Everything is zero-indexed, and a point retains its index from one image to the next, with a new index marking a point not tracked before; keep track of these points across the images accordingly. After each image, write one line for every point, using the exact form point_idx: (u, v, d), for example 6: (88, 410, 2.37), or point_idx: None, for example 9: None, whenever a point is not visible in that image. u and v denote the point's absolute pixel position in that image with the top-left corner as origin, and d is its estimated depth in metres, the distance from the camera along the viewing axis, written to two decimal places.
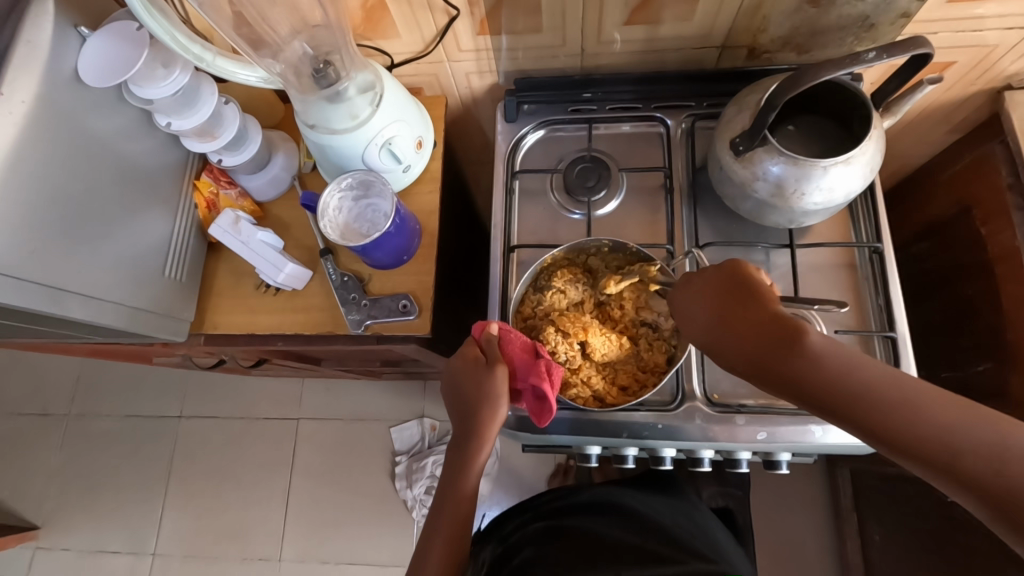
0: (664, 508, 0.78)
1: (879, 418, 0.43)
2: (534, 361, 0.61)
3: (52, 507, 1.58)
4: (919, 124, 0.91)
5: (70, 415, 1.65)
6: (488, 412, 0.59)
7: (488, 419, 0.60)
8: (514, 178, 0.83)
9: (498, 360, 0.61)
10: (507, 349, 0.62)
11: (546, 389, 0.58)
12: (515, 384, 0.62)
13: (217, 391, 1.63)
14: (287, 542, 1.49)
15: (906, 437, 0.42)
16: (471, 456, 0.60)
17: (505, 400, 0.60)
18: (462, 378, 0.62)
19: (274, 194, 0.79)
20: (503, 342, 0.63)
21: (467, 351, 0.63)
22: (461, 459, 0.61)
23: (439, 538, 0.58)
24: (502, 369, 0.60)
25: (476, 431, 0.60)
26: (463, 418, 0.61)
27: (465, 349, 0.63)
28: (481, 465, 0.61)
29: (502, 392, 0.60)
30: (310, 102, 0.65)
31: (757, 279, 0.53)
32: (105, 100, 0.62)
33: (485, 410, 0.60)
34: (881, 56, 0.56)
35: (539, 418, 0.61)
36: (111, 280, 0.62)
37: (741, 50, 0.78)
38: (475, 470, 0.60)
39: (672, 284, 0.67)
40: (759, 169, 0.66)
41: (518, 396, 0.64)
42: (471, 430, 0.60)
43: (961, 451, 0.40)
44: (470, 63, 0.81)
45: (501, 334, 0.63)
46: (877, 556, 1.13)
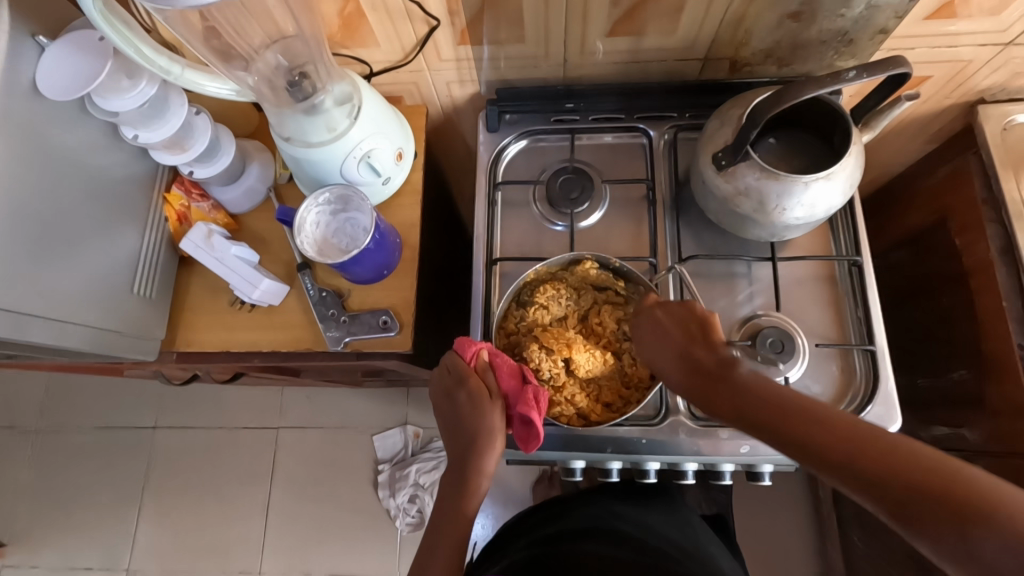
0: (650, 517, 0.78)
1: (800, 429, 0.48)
2: (522, 387, 0.61)
3: (20, 523, 1.52)
4: (896, 135, 0.92)
5: (39, 427, 1.59)
6: (489, 447, 0.60)
7: (488, 454, 0.60)
8: (496, 189, 0.82)
9: (495, 392, 0.61)
10: (498, 377, 0.62)
11: (536, 419, 0.58)
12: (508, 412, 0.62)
13: (193, 401, 1.59)
14: (268, 554, 1.45)
15: (826, 447, 0.46)
16: (470, 492, 0.61)
17: (501, 433, 0.61)
18: (465, 411, 0.61)
19: (248, 205, 0.76)
20: (495, 369, 0.62)
21: (473, 383, 0.61)
22: (459, 493, 0.61)
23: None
24: (499, 401, 0.61)
25: (475, 469, 0.60)
26: (462, 452, 0.61)
27: (467, 378, 0.62)
28: (479, 496, 0.62)
29: (497, 427, 0.60)
30: (285, 115, 0.63)
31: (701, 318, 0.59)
32: (66, 112, 0.59)
33: (487, 446, 0.60)
34: (861, 75, 0.56)
35: (524, 444, 0.62)
36: (75, 301, 0.60)
37: (723, 63, 0.78)
38: (474, 502, 0.61)
39: None
40: (742, 184, 0.66)
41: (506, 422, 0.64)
42: (471, 464, 0.60)
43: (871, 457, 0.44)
44: (451, 72, 0.80)
45: (492, 360, 0.63)
46: (857, 557, 1.15)
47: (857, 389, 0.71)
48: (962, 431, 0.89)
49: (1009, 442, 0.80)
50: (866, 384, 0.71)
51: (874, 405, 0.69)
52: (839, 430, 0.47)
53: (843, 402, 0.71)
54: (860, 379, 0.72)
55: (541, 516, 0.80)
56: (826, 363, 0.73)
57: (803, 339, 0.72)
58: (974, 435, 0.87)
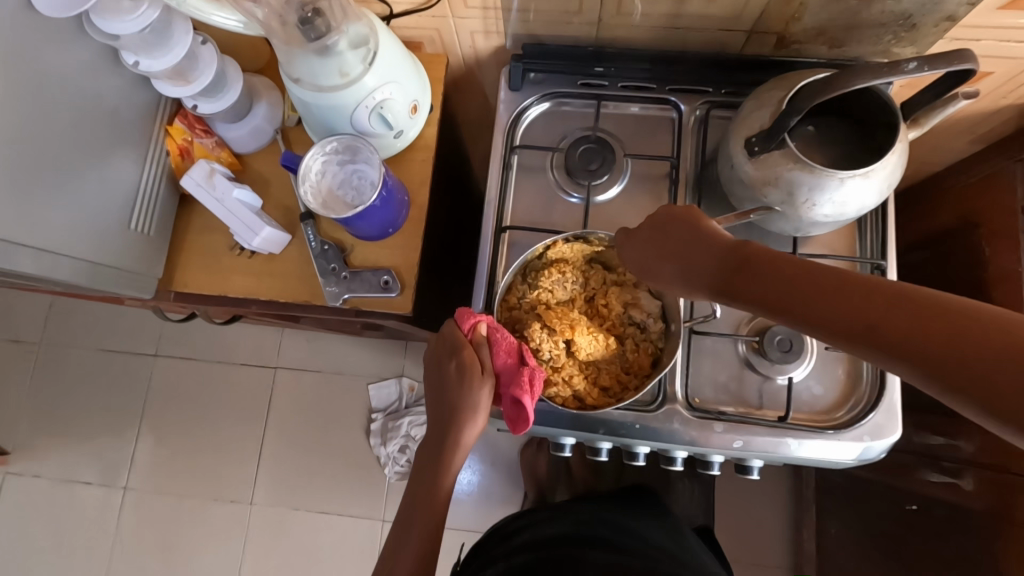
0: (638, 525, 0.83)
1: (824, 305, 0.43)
2: (518, 368, 0.60)
3: (22, 433, 1.57)
4: (941, 133, 0.86)
5: (42, 343, 1.61)
6: (469, 423, 0.60)
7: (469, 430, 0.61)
8: (512, 153, 0.78)
9: (487, 368, 0.60)
10: (494, 353, 0.60)
11: (528, 405, 0.57)
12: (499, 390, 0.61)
13: (194, 333, 1.60)
14: (260, 487, 1.50)
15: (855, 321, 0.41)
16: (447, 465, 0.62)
17: (485, 411, 0.61)
18: (451, 383, 0.61)
19: (254, 146, 0.73)
20: (492, 344, 0.60)
21: (465, 356, 0.60)
22: (437, 463, 0.62)
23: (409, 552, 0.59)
24: (490, 378, 0.60)
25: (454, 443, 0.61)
26: (443, 424, 0.61)
27: (460, 351, 0.61)
28: (455, 468, 0.63)
29: (483, 404, 0.60)
30: (295, 55, 0.59)
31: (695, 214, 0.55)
32: (62, 29, 0.55)
33: (467, 423, 0.60)
34: (921, 68, 0.52)
35: (513, 426, 0.60)
36: (70, 232, 0.58)
37: (770, 37, 0.72)
38: (450, 474, 0.62)
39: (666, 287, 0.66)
40: (773, 175, 0.62)
41: (498, 399, 0.63)
42: (451, 436, 0.61)
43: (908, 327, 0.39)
44: (476, 21, 0.74)
45: (490, 335, 0.61)
46: (830, 549, 1.18)
47: (860, 395, 0.70)
48: (957, 443, 0.88)
49: (1005, 460, 0.79)
50: (870, 392, 0.69)
51: (875, 414, 0.68)
52: (890, 298, 0.40)
53: (844, 407, 0.70)
54: (865, 386, 0.70)
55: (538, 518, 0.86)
56: (832, 366, 0.71)
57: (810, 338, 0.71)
58: (968, 449, 0.86)
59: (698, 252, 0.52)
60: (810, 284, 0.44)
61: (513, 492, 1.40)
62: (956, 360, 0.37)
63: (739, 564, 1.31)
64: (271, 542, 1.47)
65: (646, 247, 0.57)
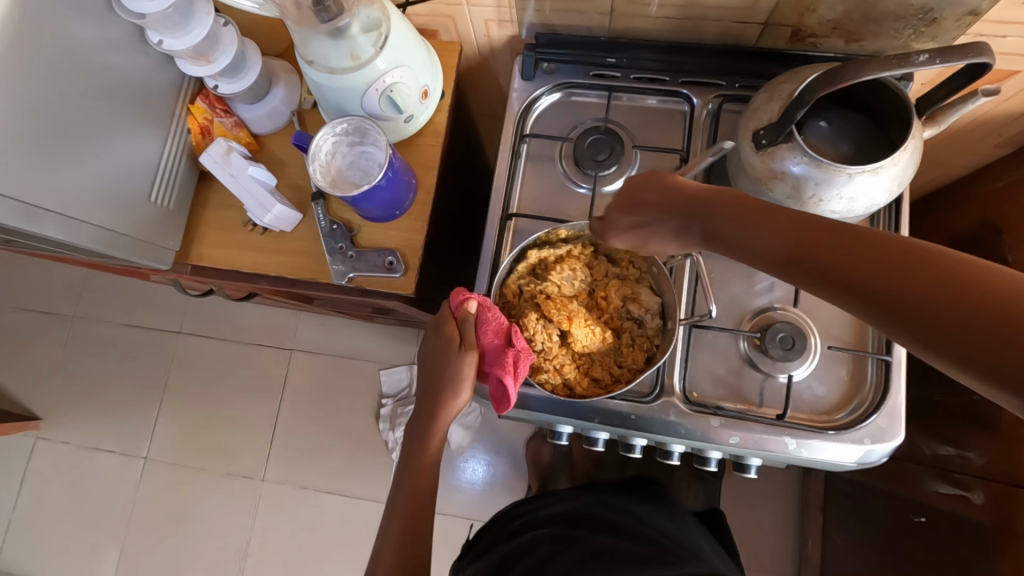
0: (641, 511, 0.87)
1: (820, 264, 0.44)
2: (503, 348, 0.60)
3: (52, 401, 1.64)
4: (967, 134, 0.84)
5: (74, 315, 1.69)
6: (451, 393, 0.62)
7: (450, 400, 0.62)
8: (522, 141, 0.79)
9: (471, 344, 0.62)
10: (480, 330, 0.61)
11: (508, 384, 0.58)
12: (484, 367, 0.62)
13: (215, 312, 1.65)
14: (271, 464, 1.54)
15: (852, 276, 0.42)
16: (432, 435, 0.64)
17: (468, 385, 0.62)
18: (433, 354, 0.64)
19: (271, 127, 0.76)
20: (479, 321, 0.61)
21: (444, 327, 0.63)
22: (424, 434, 0.64)
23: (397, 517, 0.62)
24: (473, 353, 0.61)
25: (437, 414, 0.63)
26: (427, 394, 0.64)
27: (441, 323, 0.63)
28: (442, 438, 0.65)
29: (466, 378, 0.62)
30: (308, 36, 0.60)
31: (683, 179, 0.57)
32: (92, 8, 0.58)
33: (449, 392, 0.62)
34: (933, 60, 0.51)
35: (497, 405, 0.61)
36: (91, 201, 0.61)
37: (785, 30, 0.71)
38: (436, 443, 0.65)
39: (665, 284, 0.67)
40: (779, 168, 0.62)
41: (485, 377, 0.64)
42: (435, 406, 0.63)
43: (898, 283, 0.39)
44: (489, 9, 0.75)
45: (478, 313, 0.62)
46: (835, 559, 1.16)
47: (863, 397, 0.69)
48: (969, 455, 0.86)
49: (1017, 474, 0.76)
50: (874, 394, 0.68)
51: (880, 416, 0.66)
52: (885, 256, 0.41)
53: (845, 409, 0.69)
54: (868, 388, 0.69)
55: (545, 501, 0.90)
56: (836, 366, 0.70)
57: (815, 338, 0.70)
58: (979, 460, 0.84)
59: (695, 211, 0.54)
60: (806, 241, 0.45)
61: (516, 483, 1.41)
62: (942, 311, 0.37)
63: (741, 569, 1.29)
64: (279, 518, 1.51)
65: (625, 211, 0.60)
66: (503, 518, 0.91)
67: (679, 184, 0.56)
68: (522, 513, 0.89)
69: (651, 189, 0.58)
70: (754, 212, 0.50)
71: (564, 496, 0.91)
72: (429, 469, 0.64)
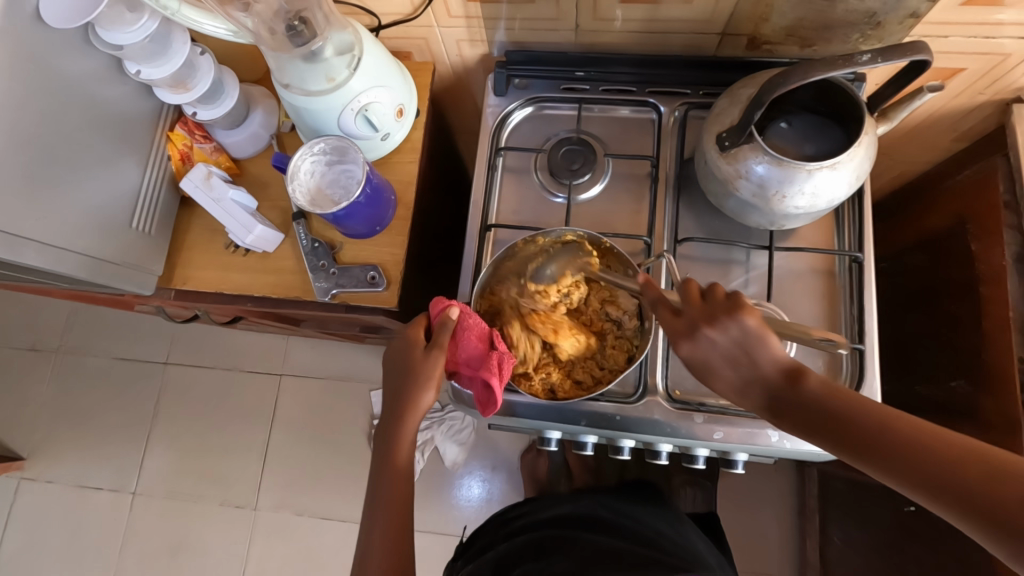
0: (633, 514, 0.87)
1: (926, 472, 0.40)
2: (486, 352, 0.62)
3: (37, 440, 1.61)
4: (923, 130, 0.87)
5: (59, 351, 1.67)
6: (413, 392, 0.61)
7: (413, 399, 0.61)
8: (498, 154, 0.81)
9: (438, 345, 0.61)
10: (461, 334, 0.62)
11: (495, 385, 0.59)
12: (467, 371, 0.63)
13: (203, 341, 1.64)
14: (264, 493, 1.52)
15: (965, 494, 0.38)
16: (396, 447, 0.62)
17: (433, 385, 0.61)
18: (397, 358, 0.63)
19: (251, 151, 0.77)
20: (460, 326, 0.62)
21: (410, 331, 0.64)
22: (387, 445, 0.62)
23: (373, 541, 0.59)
24: (440, 351, 0.61)
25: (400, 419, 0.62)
26: (393, 398, 0.63)
27: (407, 329, 0.64)
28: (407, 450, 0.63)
29: (428, 378, 0.61)
30: (283, 61, 0.62)
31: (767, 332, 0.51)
32: (73, 42, 0.60)
33: (411, 391, 0.61)
34: (875, 59, 0.54)
35: (483, 408, 0.62)
36: (73, 228, 0.62)
37: (742, 39, 0.74)
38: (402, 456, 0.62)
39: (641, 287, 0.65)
40: (743, 168, 0.64)
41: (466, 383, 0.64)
42: (399, 409, 0.62)
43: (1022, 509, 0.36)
44: (461, 30, 0.78)
45: (459, 319, 0.62)
46: (833, 555, 1.16)
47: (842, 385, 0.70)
48: None
49: None
50: (851, 382, 0.70)
51: None
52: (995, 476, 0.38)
53: None
54: (846, 377, 0.70)
55: (538, 506, 0.90)
56: (813, 358, 0.72)
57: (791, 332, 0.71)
58: None
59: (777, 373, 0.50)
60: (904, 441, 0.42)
61: (515, 498, 1.41)
62: None
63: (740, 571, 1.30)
64: (275, 548, 1.48)
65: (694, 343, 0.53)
66: (500, 520, 0.92)
67: (763, 333, 0.50)
68: (516, 515, 0.91)
69: (737, 330, 0.51)
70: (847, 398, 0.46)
71: (559, 498, 0.91)
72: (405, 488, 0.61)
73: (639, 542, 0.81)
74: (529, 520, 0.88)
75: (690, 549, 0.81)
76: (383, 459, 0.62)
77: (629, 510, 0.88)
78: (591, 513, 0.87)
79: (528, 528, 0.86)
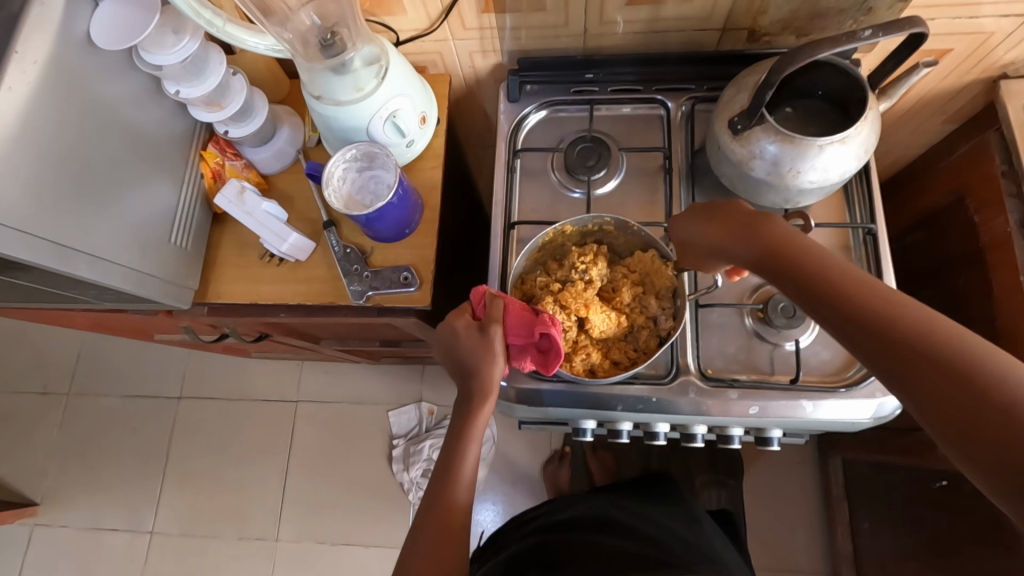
0: (652, 516, 0.86)
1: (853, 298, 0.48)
2: (534, 317, 0.64)
3: (50, 485, 1.59)
4: (916, 113, 0.92)
5: (70, 393, 1.66)
6: (484, 374, 0.62)
7: (485, 380, 0.62)
8: (516, 156, 0.84)
9: (493, 322, 0.63)
10: (507, 309, 0.64)
11: (555, 334, 0.61)
12: (523, 340, 0.64)
13: (216, 372, 1.64)
14: (284, 522, 1.50)
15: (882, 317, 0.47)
16: (468, 435, 0.63)
17: (500, 357, 0.63)
18: (454, 343, 0.64)
19: (278, 166, 0.80)
20: (503, 303, 0.65)
21: (458, 316, 0.65)
22: (457, 433, 0.64)
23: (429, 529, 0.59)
24: (498, 325, 0.63)
25: (474, 402, 0.63)
26: (465, 381, 0.64)
27: (451, 317, 0.65)
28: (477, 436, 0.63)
29: (494, 352, 0.62)
30: (316, 72, 0.66)
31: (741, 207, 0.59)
32: (116, 65, 0.63)
33: (480, 371, 0.62)
34: (877, 34, 0.57)
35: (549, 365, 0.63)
36: (119, 242, 0.64)
37: (741, 33, 0.79)
38: (469, 444, 0.63)
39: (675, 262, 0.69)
40: (756, 148, 0.67)
41: (524, 356, 0.65)
42: (473, 392, 0.63)
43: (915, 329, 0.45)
44: (474, 42, 0.82)
45: (499, 296, 0.66)
46: (867, 544, 1.15)
47: None
48: None
49: None
50: None
51: None
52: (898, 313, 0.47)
53: (854, 367, 0.71)
54: None
55: (552, 511, 0.90)
56: None
57: None
58: None
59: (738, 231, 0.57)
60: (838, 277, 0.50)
61: None
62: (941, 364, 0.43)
63: (773, 569, 1.28)
64: None
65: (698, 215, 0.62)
66: (511, 526, 0.91)
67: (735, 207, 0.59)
68: (534, 518, 0.90)
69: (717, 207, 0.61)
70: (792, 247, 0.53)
71: (574, 501, 0.91)
72: (459, 477, 0.62)
73: (651, 539, 0.79)
74: (540, 522, 0.87)
75: (707, 546, 0.81)
76: (455, 439, 0.63)
77: (647, 513, 0.87)
78: (604, 513, 0.86)
79: (541, 528, 0.85)
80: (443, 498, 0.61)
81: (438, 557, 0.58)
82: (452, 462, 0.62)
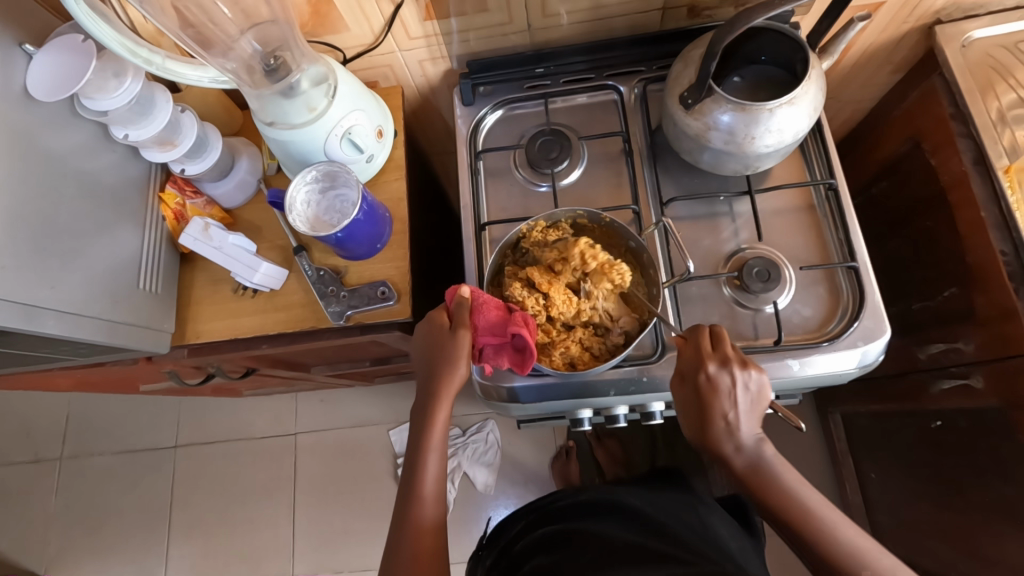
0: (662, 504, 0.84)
1: (819, 541, 0.58)
2: (508, 319, 0.64)
3: (55, 553, 1.55)
4: (862, 67, 0.94)
5: (62, 458, 1.62)
6: (444, 375, 0.63)
7: (447, 382, 0.63)
8: (478, 158, 0.84)
9: (463, 326, 0.63)
10: (477, 313, 0.64)
11: (526, 334, 0.61)
12: (496, 342, 0.64)
13: (210, 416, 1.61)
14: (298, 557, 1.48)
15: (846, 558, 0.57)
16: (429, 428, 0.64)
17: (466, 360, 0.63)
18: (427, 342, 0.65)
19: (241, 199, 0.79)
20: (475, 304, 0.64)
21: (433, 317, 0.65)
22: (420, 430, 0.65)
23: (407, 529, 0.60)
24: (466, 331, 0.63)
25: (434, 396, 0.64)
26: (425, 381, 0.65)
27: (432, 315, 0.66)
28: (441, 429, 0.65)
29: (462, 353, 0.63)
30: (265, 98, 0.66)
31: (718, 405, 0.60)
32: (59, 116, 0.63)
33: (444, 370, 0.63)
34: None
35: (520, 368, 0.65)
36: (86, 294, 0.63)
37: (682, 10, 0.80)
38: (434, 439, 0.64)
39: (645, 252, 0.69)
40: (710, 120, 0.68)
41: (495, 355, 0.65)
42: (435, 388, 0.64)
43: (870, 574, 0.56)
44: (422, 50, 0.82)
45: (474, 297, 0.64)
46: (874, 494, 1.17)
47: (845, 306, 0.73)
48: (957, 345, 0.88)
49: (1001, 347, 0.79)
50: (854, 300, 0.72)
51: (867, 317, 0.70)
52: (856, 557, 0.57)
53: (834, 320, 0.72)
54: (847, 297, 0.73)
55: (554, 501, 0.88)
56: (814, 286, 0.75)
57: (788, 269, 0.75)
58: (968, 347, 0.85)
59: (718, 438, 0.61)
60: (801, 517, 0.59)
61: None
62: None
63: None
64: None
65: (689, 398, 0.62)
66: (515, 520, 0.89)
67: (715, 413, 0.60)
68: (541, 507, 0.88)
69: (699, 390, 0.61)
70: (765, 480, 0.61)
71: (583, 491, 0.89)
72: (433, 480, 0.63)
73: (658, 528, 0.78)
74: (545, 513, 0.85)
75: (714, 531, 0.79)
76: (418, 434, 0.65)
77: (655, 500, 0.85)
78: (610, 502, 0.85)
79: (546, 521, 0.83)
80: (414, 495, 0.62)
81: (417, 553, 0.59)
82: (429, 459, 0.63)
